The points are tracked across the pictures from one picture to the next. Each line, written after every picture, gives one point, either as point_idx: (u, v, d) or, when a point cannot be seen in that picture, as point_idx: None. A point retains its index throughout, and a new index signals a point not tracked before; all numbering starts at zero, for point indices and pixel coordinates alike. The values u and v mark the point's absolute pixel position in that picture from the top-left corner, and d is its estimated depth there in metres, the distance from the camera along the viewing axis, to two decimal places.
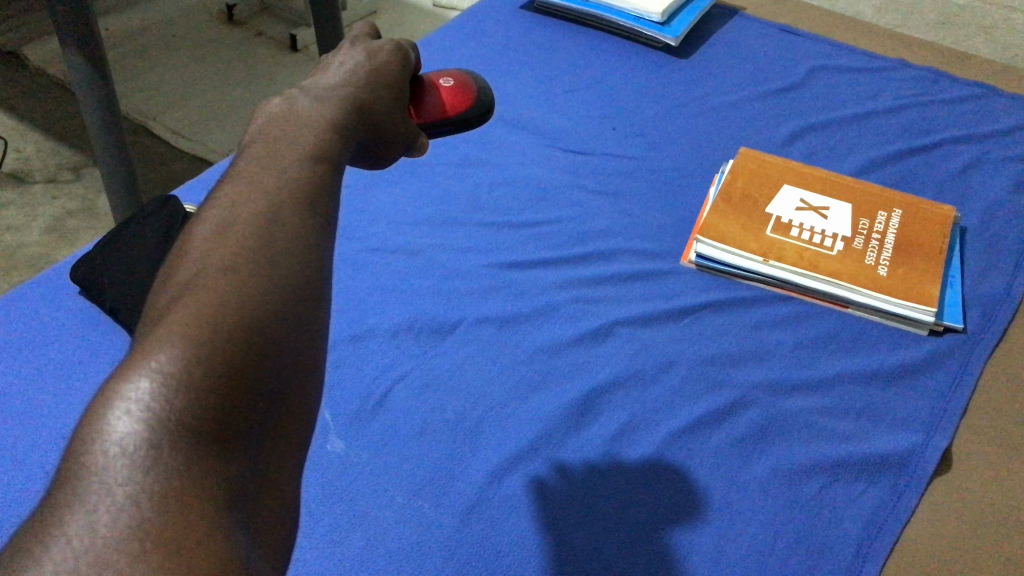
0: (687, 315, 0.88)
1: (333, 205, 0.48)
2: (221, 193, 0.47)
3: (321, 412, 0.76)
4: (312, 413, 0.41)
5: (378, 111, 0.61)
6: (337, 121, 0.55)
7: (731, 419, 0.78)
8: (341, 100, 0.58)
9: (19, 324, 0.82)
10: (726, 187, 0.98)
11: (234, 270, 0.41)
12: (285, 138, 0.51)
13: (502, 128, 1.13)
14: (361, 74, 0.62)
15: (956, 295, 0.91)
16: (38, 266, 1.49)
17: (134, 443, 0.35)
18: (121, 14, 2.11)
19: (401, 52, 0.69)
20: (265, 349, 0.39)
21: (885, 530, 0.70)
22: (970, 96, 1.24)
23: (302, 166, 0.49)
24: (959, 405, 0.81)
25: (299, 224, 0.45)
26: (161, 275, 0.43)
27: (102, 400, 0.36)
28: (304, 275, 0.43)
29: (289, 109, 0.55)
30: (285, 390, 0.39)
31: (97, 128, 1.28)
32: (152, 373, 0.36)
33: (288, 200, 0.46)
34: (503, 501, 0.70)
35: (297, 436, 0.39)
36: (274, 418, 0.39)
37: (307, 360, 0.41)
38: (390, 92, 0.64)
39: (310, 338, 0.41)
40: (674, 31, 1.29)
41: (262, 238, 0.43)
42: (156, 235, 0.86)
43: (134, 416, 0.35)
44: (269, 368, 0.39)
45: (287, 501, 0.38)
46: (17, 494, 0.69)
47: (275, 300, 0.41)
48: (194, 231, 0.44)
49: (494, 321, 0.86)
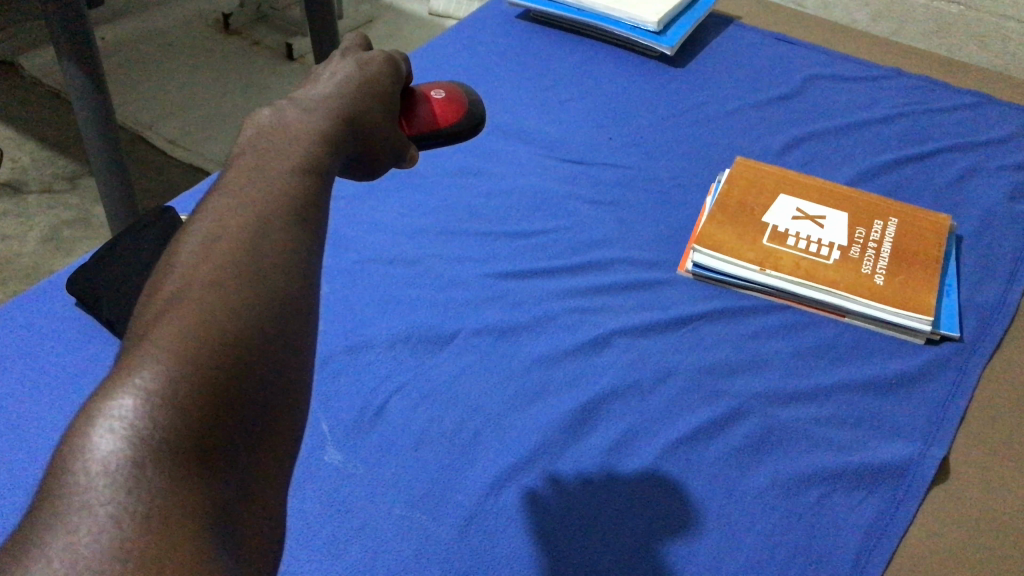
0: (683, 325, 0.88)
1: (322, 217, 0.48)
2: (209, 205, 0.47)
3: (318, 424, 0.76)
4: (299, 426, 0.41)
5: (369, 121, 0.61)
6: (328, 132, 0.55)
7: (729, 429, 0.78)
8: (331, 110, 0.58)
9: (13, 336, 0.82)
10: (722, 197, 0.98)
11: (221, 284, 0.41)
12: (273, 149, 0.51)
13: (497, 138, 1.13)
14: (353, 84, 0.62)
15: (952, 304, 0.92)
16: (34, 276, 1.48)
17: (117, 461, 0.34)
18: (118, 23, 2.11)
19: (393, 62, 0.69)
20: (252, 363, 0.39)
21: (883, 541, 0.70)
22: (965, 104, 1.25)
23: (292, 178, 0.49)
24: (956, 415, 0.81)
25: (287, 237, 0.45)
26: (147, 289, 0.43)
27: (86, 417, 0.36)
28: (290, 289, 0.43)
29: (279, 120, 0.55)
30: (272, 405, 0.39)
31: (92, 137, 1.28)
32: (136, 390, 0.36)
33: (276, 212, 0.46)
34: (500, 513, 0.70)
35: (284, 451, 0.39)
36: (260, 434, 0.38)
37: (295, 373, 0.41)
38: (382, 102, 0.64)
39: (298, 352, 0.41)
40: (670, 40, 1.28)
41: (250, 251, 0.43)
42: (153, 245, 0.86)
43: (117, 434, 0.35)
44: (256, 384, 0.39)
45: (273, 518, 0.38)
46: (13, 508, 0.68)
47: (261, 314, 0.41)
48: (182, 244, 0.44)
49: (489, 331, 0.85)
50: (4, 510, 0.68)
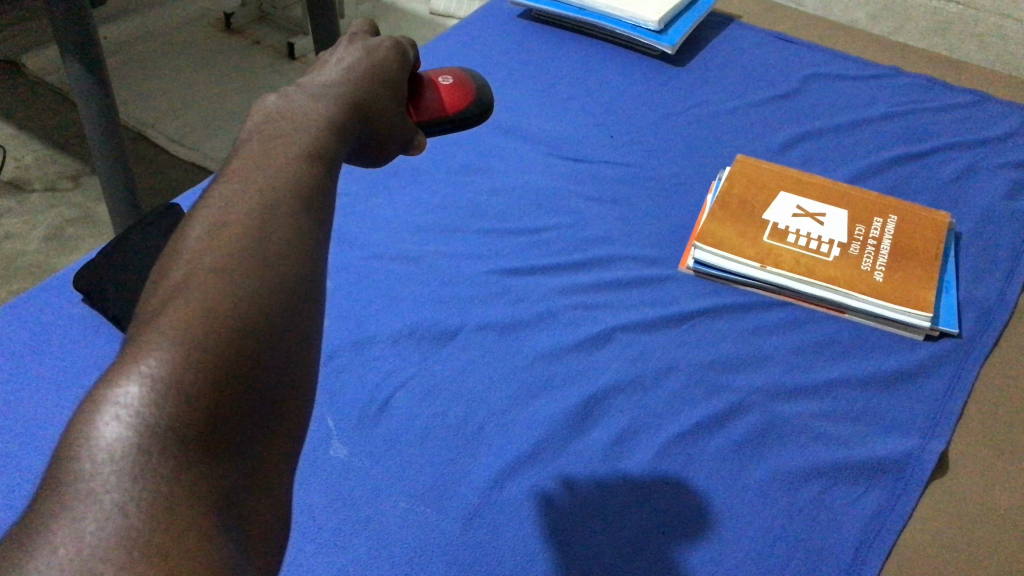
0: (684, 321, 0.89)
1: (328, 204, 0.49)
2: (215, 193, 0.48)
3: (322, 419, 0.76)
4: (305, 413, 0.41)
5: (376, 108, 0.61)
6: (334, 119, 0.56)
7: (730, 424, 0.79)
8: (338, 98, 0.58)
9: (20, 332, 0.83)
10: (723, 194, 0.99)
11: (227, 272, 0.42)
12: (280, 137, 0.52)
13: (499, 136, 1.14)
14: (359, 71, 0.63)
15: (951, 300, 0.92)
16: (39, 275, 1.49)
17: (122, 448, 0.35)
18: (120, 22, 2.11)
19: (399, 49, 0.70)
20: (257, 349, 0.39)
21: (883, 534, 0.71)
22: (964, 103, 1.25)
23: (297, 165, 0.49)
24: (955, 409, 0.81)
25: (294, 224, 0.45)
26: (153, 278, 0.44)
27: (92, 404, 0.36)
28: (297, 276, 0.43)
29: (286, 108, 0.56)
30: (278, 391, 0.40)
31: (96, 136, 1.28)
32: (141, 377, 0.37)
33: (282, 200, 0.46)
34: (504, 507, 0.70)
35: (290, 438, 0.40)
36: (267, 420, 0.39)
37: (301, 359, 0.41)
38: (387, 90, 0.65)
39: (304, 338, 0.42)
40: (670, 39, 1.29)
41: (257, 238, 0.44)
42: (159, 243, 0.86)
43: (122, 421, 0.36)
44: (263, 371, 0.39)
45: (280, 504, 0.39)
46: (24, 502, 0.69)
47: (266, 300, 0.41)
48: (188, 231, 0.45)
49: (493, 327, 0.86)
50: (14, 505, 0.68)
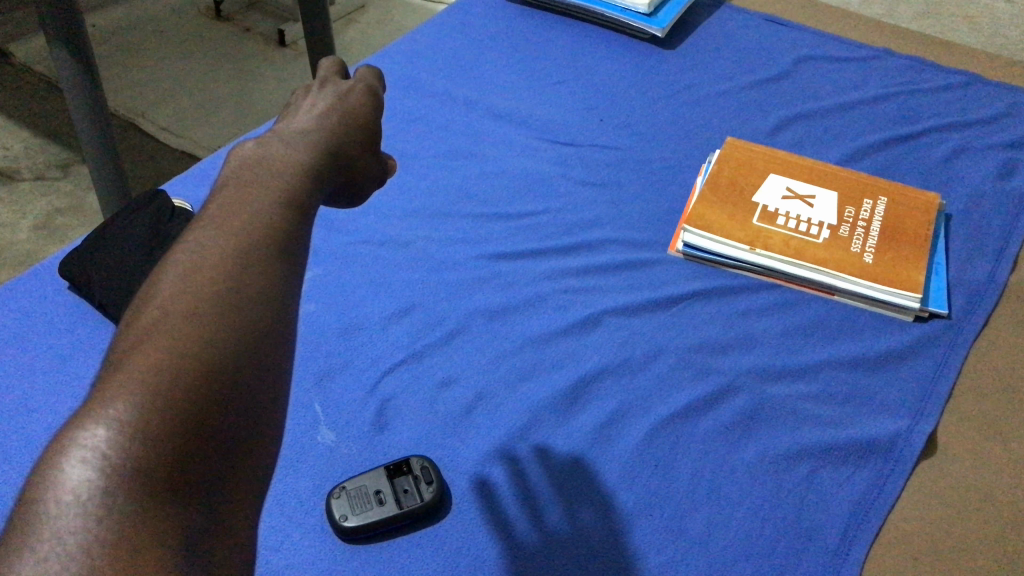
0: (674, 304, 0.88)
1: (302, 248, 0.51)
2: (188, 235, 0.50)
3: (311, 405, 0.77)
4: (272, 456, 0.43)
5: (351, 153, 0.64)
6: (309, 162, 0.59)
7: (719, 406, 0.79)
8: (312, 143, 0.61)
9: (6, 321, 0.83)
10: (713, 176, 0.98)
11: (198, 316, 0.43)
12: (255, 181, 0.54)
13: (487, 120, 1.13)
14: (333, 116, 0.67)
15: (941, 281, 0.92)
16: (28, 264, 1.48)
17: (87, 491, 0.37)
18: (109, 10, 2.10)
19: (371, 90, 0.74)
20: (224, 394, 0.41)
21: (871, 514, 0.71)
22: (955, 84, 1.25)
23: (271, 209, 0.51)
24: (945, 390, 0.82)
25: (267, 269, 0.47)
26: (126, 317, 0.45)
27: (59, 448, 0.38)
28: (268, 320, 0.45)
29: (262, 152, 0.58)
30: (246, 435, 0.41)
31: (84, 125, 1.27)
32: (108, 422, 0.38)
33: (255, 244, 0.48)
34: (490, 490, 0.71)
35: (257, 481, 0.41)
36: (233, 462, 0.40)
37: (269, 403, 0.43)
38: (362, 132, 0.68)
39: (274, 381, 0.44)
40: (660, 22, 1.29)
41: (230, 282, 0.46)
42: (144, 230, 0.86)
43: (89, 464, 0.37)
44: (231, 417, 0.41)
45: (245, 541, 0.40)
46: (12, 490, 0.69)
47: (235, 347, 0.43)
48: (162, 274, 0.47)
49: (482, 313, 0.86)
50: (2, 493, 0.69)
